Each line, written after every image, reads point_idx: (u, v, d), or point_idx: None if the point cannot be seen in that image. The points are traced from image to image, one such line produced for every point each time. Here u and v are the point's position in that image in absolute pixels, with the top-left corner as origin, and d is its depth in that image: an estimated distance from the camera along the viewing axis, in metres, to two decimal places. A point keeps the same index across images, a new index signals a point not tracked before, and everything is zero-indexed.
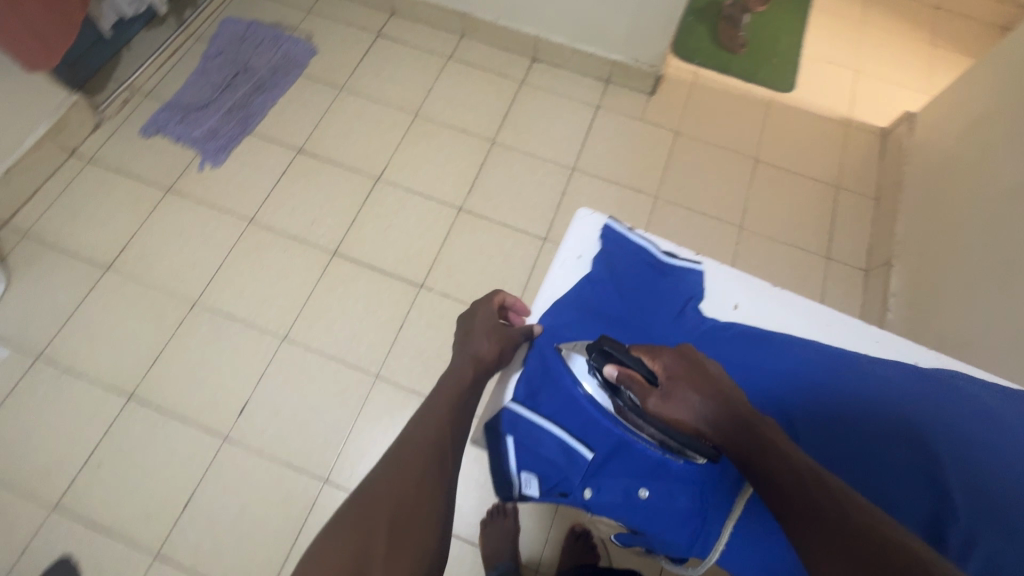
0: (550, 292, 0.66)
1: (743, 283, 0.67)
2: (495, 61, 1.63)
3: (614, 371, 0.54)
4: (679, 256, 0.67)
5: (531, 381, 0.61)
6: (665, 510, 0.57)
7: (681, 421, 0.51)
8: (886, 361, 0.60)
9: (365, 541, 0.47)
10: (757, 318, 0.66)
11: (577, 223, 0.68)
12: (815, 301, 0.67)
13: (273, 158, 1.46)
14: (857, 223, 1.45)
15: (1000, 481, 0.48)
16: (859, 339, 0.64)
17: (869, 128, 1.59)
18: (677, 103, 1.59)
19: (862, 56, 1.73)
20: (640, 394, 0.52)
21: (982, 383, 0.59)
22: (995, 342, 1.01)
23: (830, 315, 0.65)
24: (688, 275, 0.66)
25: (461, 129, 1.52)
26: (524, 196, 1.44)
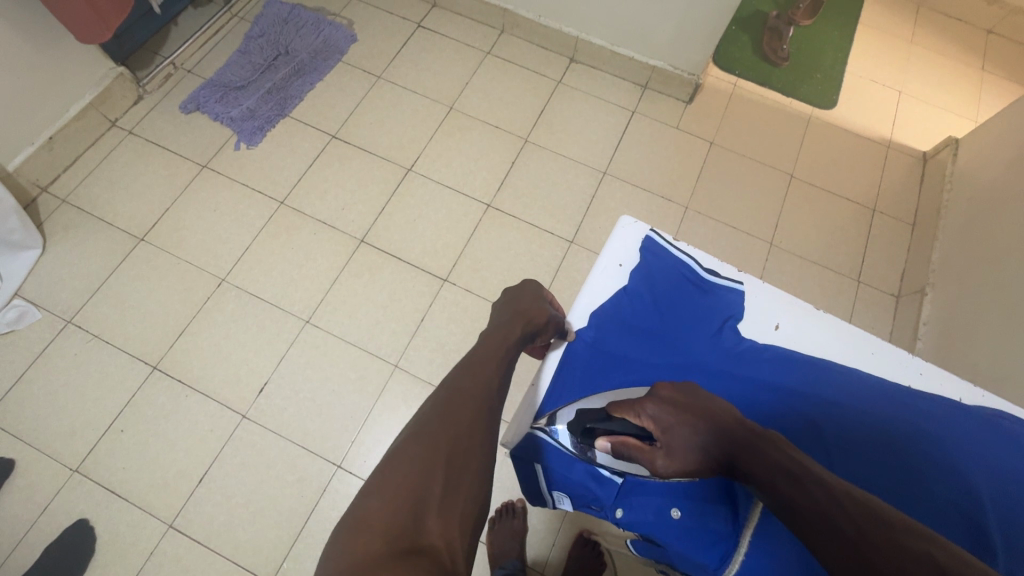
0: (586, 300, 0.66)
1: (787, 304, 0.66)
2: (533, 59, 1.62)
3: (606, 444, 0.54)
4: (720, 273, 0.65)
5: (562, 392, 0.61)
6: (698, 530, 0.56)
7: (691, 468, 0.51)
8: (926, 394, 0.59)
9: (421, 480, 0.42)
10: (798, 341, 0.65)
11: (618, 231, 0.68)
12: (860, 329, 0.65)
13: (308, 141, 1.47)
14: (891, 248, 1.42)
15: None
16: (902, 371, 0.63)
17: (911, 151, 1.56)
18: (714, 113, 1.57)
19: (908, 77, 1.69)
20: (644, 457, 0.52)
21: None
22: None
23: (873, 343, 0.64)
24: (729, 293, 0.64)
25: (495, 125, 1.52)
26: (553, 197, 1.44)
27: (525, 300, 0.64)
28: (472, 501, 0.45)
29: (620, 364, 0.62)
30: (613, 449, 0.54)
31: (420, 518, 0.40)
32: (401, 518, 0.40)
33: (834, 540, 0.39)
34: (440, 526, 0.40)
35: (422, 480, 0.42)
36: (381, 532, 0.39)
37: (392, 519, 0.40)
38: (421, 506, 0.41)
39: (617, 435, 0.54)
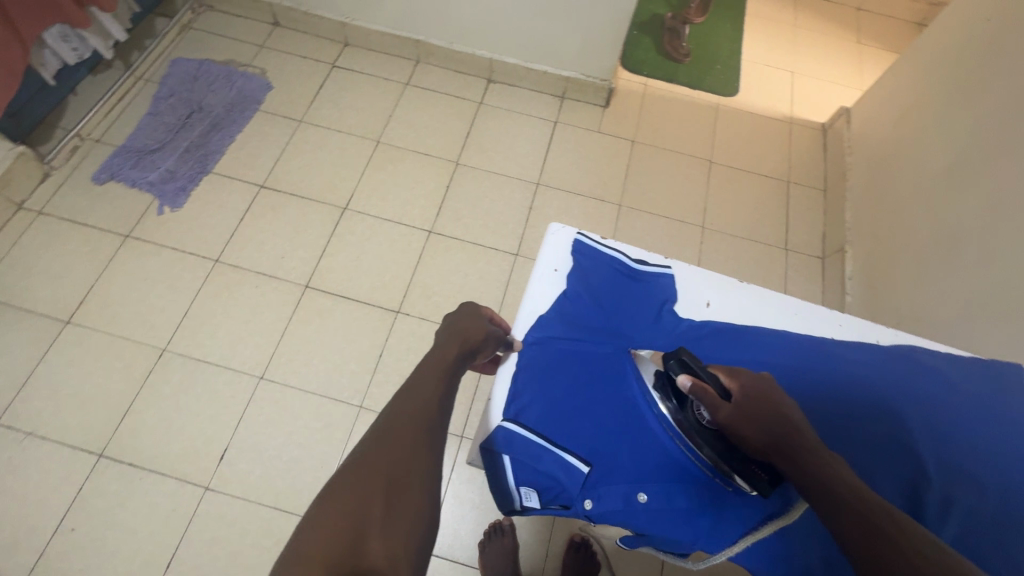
0: (531, 307, 0.67)
1: (714, 281, 0.70)
2: (452, 84, 1.66)
3: (686, 381, 0.55)
4: (648, 262, 0.69)
5: (518, 395, 0.61)
6: (665, 512, 0.57)
7: (743, 437, 0.50)
8: (850, 343, 0.64)
9: (361, 506, 0.41)
10: (729, 314, 0.68)
11: (550, 237, 0.71)
12: (784, 294, 0.69)
13: (236, 195, 1.44)
14: (809, 215, 1.53)
15: (960, 449, 0.55)
16: (824, 322, 0.67)
17: (811, 124, 1.69)
18: (631, 113, 1.66)
19: (797, 57, 1.84)
20: (711, 405, 0.53)
21: (935, 353, 0.63)
22: (945, 315, 1.07)
23: (795, 304, 0.69)
24: (659, 278, 0.68)
25: (425, 152, 1.54)
26: (492, 214, 1.46)
27: (469, 322, 0.62)
28: (419, 520, 0.44)
29: (573, 360, 0.63)
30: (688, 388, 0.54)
31: (362, 542, 0.39)
32: (344, 542, 0.38)
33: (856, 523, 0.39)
34: (383, 547, 0.39)
35: (362, 504, 0.41)
36: (319, 560, 0.36)
37: (333, 545, 0.38)
38: (363, 530, 0.39)
39: (700, 381, 0.54)
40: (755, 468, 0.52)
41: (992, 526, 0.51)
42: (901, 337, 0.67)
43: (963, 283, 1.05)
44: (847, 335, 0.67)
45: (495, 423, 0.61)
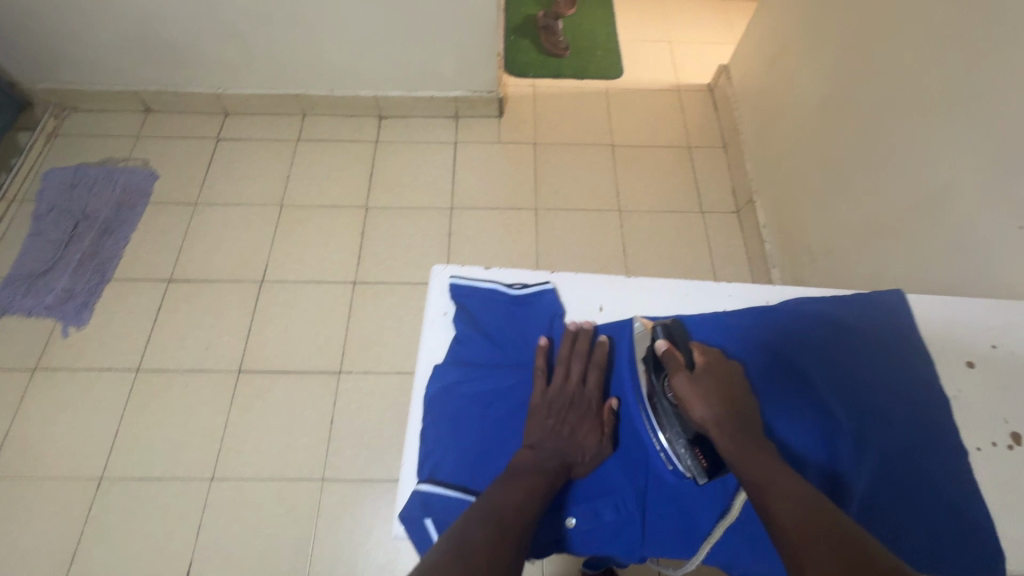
0: (427, 353, 0.60)
1: (605, 282, 0.66)
2: (344, 129, 1.63)
3: (663, 344, 0.57)
4: (526, 282, 0.63)
5: (431, 453, 0.54)
6: (599, 528, 0.55)
7: (694, 408, 0.53)
8: (741, 313, 0.64)
9: None
10: (627, 311, 0.65)
11: (435, 277, 0.65)
12: (672, 279, 0.67)
13: (144, 295, 1.37)
14: (715, 174, 1.58)
15: (861, 384, 0.58)
16: (715, 295, 0.66)
17: (697, 87, 1.75)
18: (526, 117, 1.67)
19: (671, 26, 1.90)
20: (674, 368, 0.55)
21: (817, 299, 0.65)
22: (841, 243, 1.10)
23: (686, 284, 0.67)
24: (543, 296, 0.62)
25: (332, 204, 1.51)
26: (413, 250, 1.45)
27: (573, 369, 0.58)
28: None
29: (479, 405, 0.57)
30: (664, 350, 0.57)
31: None
32: None
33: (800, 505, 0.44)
34: None
35: None
36: None
37: None
38: None
39: (675, 349, 0.57)
40: (698, 451, 0.54)
41: (900, 457, 0.54)
42: (784, 291, 0.67)
43: (852, 207, 1.07)
44: (738, 304, 0.66)
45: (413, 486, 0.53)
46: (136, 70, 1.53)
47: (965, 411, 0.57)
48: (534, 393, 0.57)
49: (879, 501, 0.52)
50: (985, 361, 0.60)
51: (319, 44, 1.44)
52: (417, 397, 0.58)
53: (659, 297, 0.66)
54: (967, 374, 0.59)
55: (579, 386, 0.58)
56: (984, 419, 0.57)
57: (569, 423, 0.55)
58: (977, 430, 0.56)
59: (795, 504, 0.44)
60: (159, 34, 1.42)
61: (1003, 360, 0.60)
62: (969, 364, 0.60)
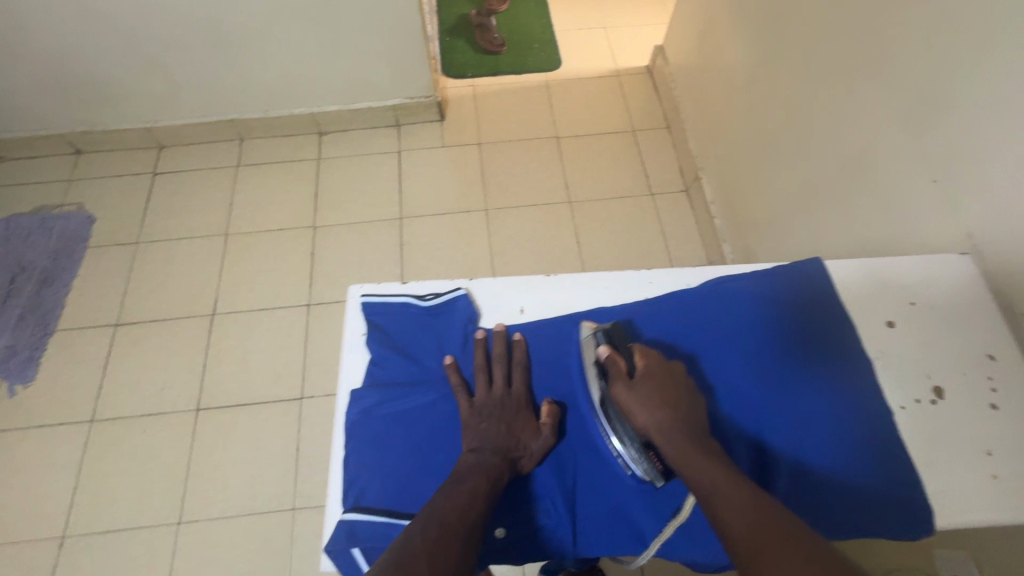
0: (346, 379, 0.60)
1: (522, 286, 0.65)
2: (284, 150, 1.60)
3: (604, 350, 0.57)
4: (438, 291, 0.63)
5: (353, 479, 0.54)
6: (534, 533, 0.55)
7: (635, 414, 0.54)
8: (662, 301, 0.63)
9: None
10: (546, 313, 0.64)
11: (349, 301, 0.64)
12: (591, 272, 0.66)
13: (92, 343, 1.33)
14: (661, 155, 1.58)
15: (780, 362, 0.58)
16: (635, 284, 0.65)
17: (636, 70, 1.75)
18: (468, 118, 1.66)
19: (606, 12, 1.89)
20: (614, 376, 0.56)
21: (738, 276, 0.65)
22: (778, 214, 1.10)
23: (605, 277, 0.66)
24: (456, 302, 0.63)
25: (278, 228, 1.48)
26: (365, 265, 1.42)
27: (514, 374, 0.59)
28: None
29: (402, 425, 0.56)
30: (605, 357, 0.57)
31: None
32: None
33: (749, 511, 0.44)
34: None
35: None
36: None
37: None
38: None
39: (615, 354, 0.57)
40: (652, 455, 0.54)
41: (823, 429, 0.55)
42: (706, 272, 0.67)
43: (784, 176, 1.07)
44: (660, 291, 0.65)
45: (338, 515, 0.53)
46: (60, 112, 1.48)
47: (888, 372, 0.57)
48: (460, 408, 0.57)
49: (803, 475, 0.53)
50: (904, 319, 0.60)
51: (245, 66, 1.40)
52: (337, 429, 0.57)
53: (578, 295, 0.65)
54: (888, 334, 0.60)
55: (505, 389, 0.58)
56: (906, 376, 0.57)
57: (505, 422, 0.55)
58: (902, 389, 0.57)
59: (747, 509, 0.45)
60: (75, 73, 1.38)
61: (921, 317, 0.60)
62: (889, 324, 0.60)
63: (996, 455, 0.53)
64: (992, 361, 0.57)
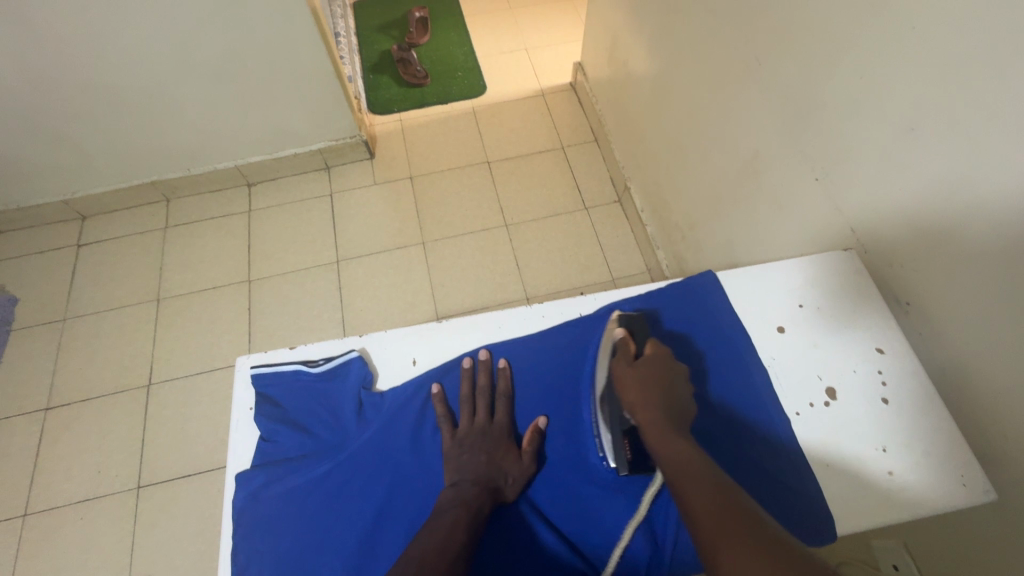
0: (236, 458, 0.62)
1: (411, 338, 0.67)
2: (213, 206, 1.57)
3: (621, 330, 0.63)
4: (330, 356, 0.66)
5: (244, 562, 0.56)
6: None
7: (627, 393, 0.58)
8: (550, 337, 0.67)
9: None
10: (434, 363, 0.66)
11: (238, 374, 0.66)
12: (480, 314, 0.69)
13: (19, 432, 1.26)
14: (592, 168, 1.60)
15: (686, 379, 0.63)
16: (528, 319, 0.69)
17: (560, 87, 1.78)
18: (398, 153, 1.66)
19: (526, 33, 1.93)
20: (624, 353, 0.61)
21: (630, 303, 0.69)
22: (697, 219, 1.12)
23: (495, 319, 0.69)
24: (349, 365, 0.65)
25: (212, 286, 1.44)
26: (304, 314, 1.40)
27: (467, 412, 0.63)
28: None
29: (292, 501, 0.59)
30: (620, 334, 0.63)
31: None
32: None
33: (712, 491, 0.47)
34: None
35: None
36: None
37: None
38: None
39: (631, 338, 0.62)
40: (628, 441, 0.58)
41: (722, 440, 0.59)
42: (595, 301, 0.70)
43: (696, 182, 1.09)
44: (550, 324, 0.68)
45: None
46: None
47: (781, 379, 0.61)
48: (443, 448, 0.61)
49: None
50: (793, 324, 0.65)
51: (159, 128, 1.38)
52: (228, 515, 0.59)
53: (468, 340, 0.67)
54: (779, 338, 0.64)
55: (487, 420, 0.62)
56: (801, 380, 0.61)
57: (487, 453, 0.59)
58: (796, 394, 0.60)
59: (709, 491, 0.47)
60: None
61: (810, 319, 0.65)
62: (779, 330, 0.64)
63: (890, 451, 0.57)
64: (881, 354, 0.61)
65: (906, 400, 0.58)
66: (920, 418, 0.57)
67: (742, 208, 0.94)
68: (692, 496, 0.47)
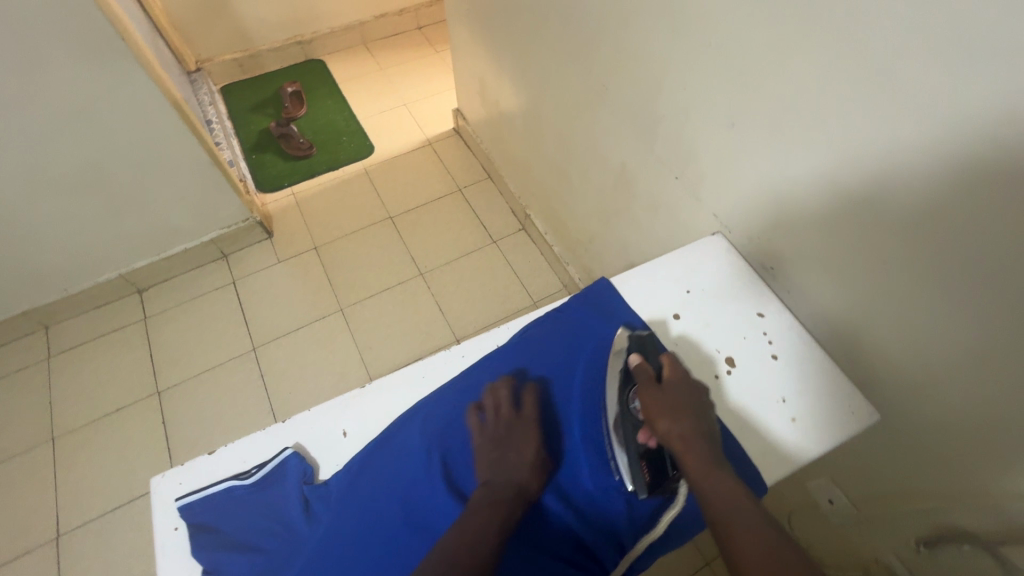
0: None
1: (338, 415, 0.68)
2: (101, 322, 1.45)
3: (637, 356, 0.63)
4: (263, 463, 0.64)
5: None
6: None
7: (657, 420, 0.57)
8: (477, 369, 0.69)
9: None
10: (366, 434, 0.67)
11: (162, 517, 0.62)
12: (399, 371, 0.71)
13: None
14: (491, 203, 1.67)
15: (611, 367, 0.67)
16: (450, 363, 0.71)
17: (444, 134, 1.85)
18: (297, 226, 1.63)
19: (401, 90, 1.99)
20: (648, 379, 0.61)
21: (538, 321, 0.73)
22: (592, 232, 1.21)
23: (417, 369, 0.71)
24: (285, 465, 0.64)
25: (116, 408, 1.32)
26: (227, 412, 1.31)
27: (505, 407, 0.62)
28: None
29: None
30: (638, 360, 0.63)
31: None
32: None
33: (761, 533, 0.46)
34: None
35: None
36: None
37: None
38: None
39: (647, 363, 0.63)
40: (645, 464, 0.58)
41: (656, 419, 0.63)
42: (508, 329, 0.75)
43: (583, 199, 1.18)
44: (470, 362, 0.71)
45: None
46: None
47: (687, 358, 0.68)
48: (477, 446, 0.60)
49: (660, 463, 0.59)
50: (686, 308, 0.72)
51: (21, 254, 1.27)
52: None
53: (398, 398, 0.69)
54: (677, 323, 0.71)
55: (515, 418, 0.62)
56: (702, 359, 0.67)
57: (514, 448, 0.59)
58: (702, 369, 0.67)
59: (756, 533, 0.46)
60: None
61: (696, 301, 0.72)
62: (676, 317, 0.71)
63: (788, 400, 0.64)
64: (762, 317, 0.70)
65: (791, 352, 0.67)
66: (804, 362, 0.67)
67: (626, 216, 1.03)
68: (737, 537, 0.47)
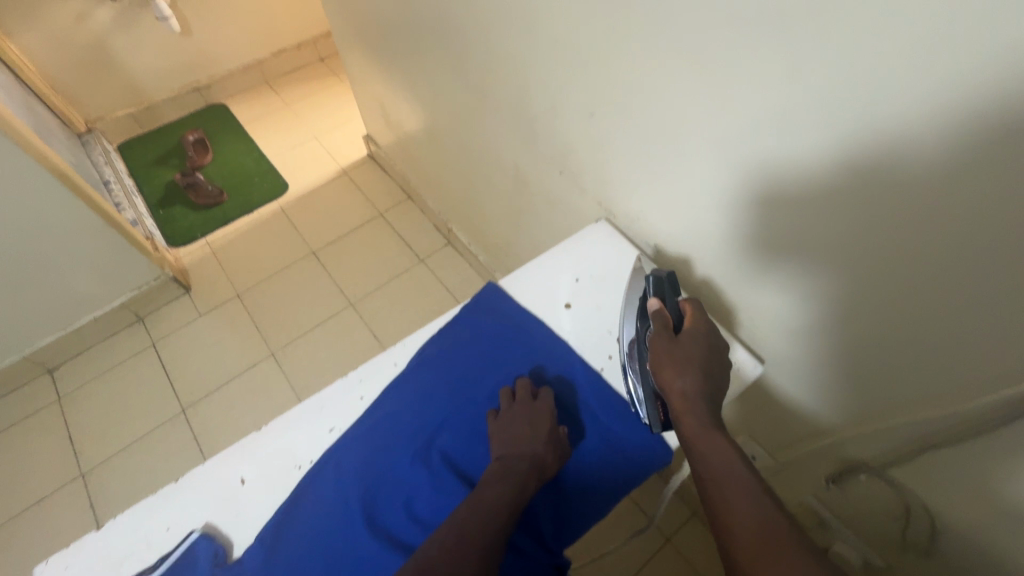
0: None
1: (236, 477, 0.65)
2: (11, 412, 1.35)
3: (658, 302, 0.61)
4: (168, 554, 0.60)
5: None
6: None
7: (666, 381, 0.55)
8: (379, 398, 0.68)
9: None
10: (268, 488, 0.64)
11: None
12: (292, 411, 0.69)
13: None
14: (413, 222, 1.67)
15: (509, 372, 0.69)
16: (346, 390, 0.70)
17: (358, 160, 1.83)
18: (216, 276, 1.58)
19: (310, 123, 1.97)
20: (666, 325, 0.59)
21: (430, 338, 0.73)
22: (507, 236, 1.23)
23: (314, 403, 0.69)
24: (193, 549, 0.60)
25: (37, 500, 1.22)
26: (162, 481, 1.24)
27: (523, 393, 0.64)
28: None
29: None
30: (660, 305, 0.60)
31: None
32: None
33: (756, 499, 0.43)
34: None
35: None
36: None
37: None
38: None
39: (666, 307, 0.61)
40: (660, 405, 0.59)
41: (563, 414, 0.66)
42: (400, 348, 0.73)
43: (492, 206, 1.20)
44: (366, 387, 0.70)
45: None
46: None
47: (580, 345, 0.70)
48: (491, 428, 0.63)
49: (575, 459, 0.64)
50: (576, 297, 0.74)
51: None
52: None
53: (300, 440, 0.66)
54: (568, 312, 0.73)
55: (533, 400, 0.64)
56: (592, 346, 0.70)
57: (530, 422, 0.60)
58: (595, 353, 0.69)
59: (749, 498, 0.43)
60: None
61: (585, 288, 0.74)
62: (567, 306, 0.74)
63: None
64: None
65: None
66: None
67: (530, 215, 1.05)
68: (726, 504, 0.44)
